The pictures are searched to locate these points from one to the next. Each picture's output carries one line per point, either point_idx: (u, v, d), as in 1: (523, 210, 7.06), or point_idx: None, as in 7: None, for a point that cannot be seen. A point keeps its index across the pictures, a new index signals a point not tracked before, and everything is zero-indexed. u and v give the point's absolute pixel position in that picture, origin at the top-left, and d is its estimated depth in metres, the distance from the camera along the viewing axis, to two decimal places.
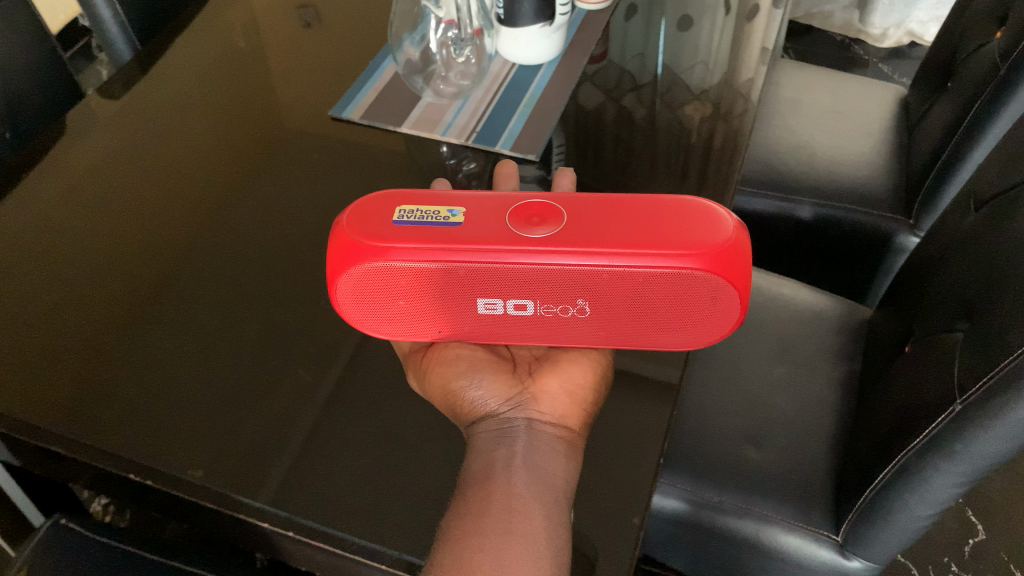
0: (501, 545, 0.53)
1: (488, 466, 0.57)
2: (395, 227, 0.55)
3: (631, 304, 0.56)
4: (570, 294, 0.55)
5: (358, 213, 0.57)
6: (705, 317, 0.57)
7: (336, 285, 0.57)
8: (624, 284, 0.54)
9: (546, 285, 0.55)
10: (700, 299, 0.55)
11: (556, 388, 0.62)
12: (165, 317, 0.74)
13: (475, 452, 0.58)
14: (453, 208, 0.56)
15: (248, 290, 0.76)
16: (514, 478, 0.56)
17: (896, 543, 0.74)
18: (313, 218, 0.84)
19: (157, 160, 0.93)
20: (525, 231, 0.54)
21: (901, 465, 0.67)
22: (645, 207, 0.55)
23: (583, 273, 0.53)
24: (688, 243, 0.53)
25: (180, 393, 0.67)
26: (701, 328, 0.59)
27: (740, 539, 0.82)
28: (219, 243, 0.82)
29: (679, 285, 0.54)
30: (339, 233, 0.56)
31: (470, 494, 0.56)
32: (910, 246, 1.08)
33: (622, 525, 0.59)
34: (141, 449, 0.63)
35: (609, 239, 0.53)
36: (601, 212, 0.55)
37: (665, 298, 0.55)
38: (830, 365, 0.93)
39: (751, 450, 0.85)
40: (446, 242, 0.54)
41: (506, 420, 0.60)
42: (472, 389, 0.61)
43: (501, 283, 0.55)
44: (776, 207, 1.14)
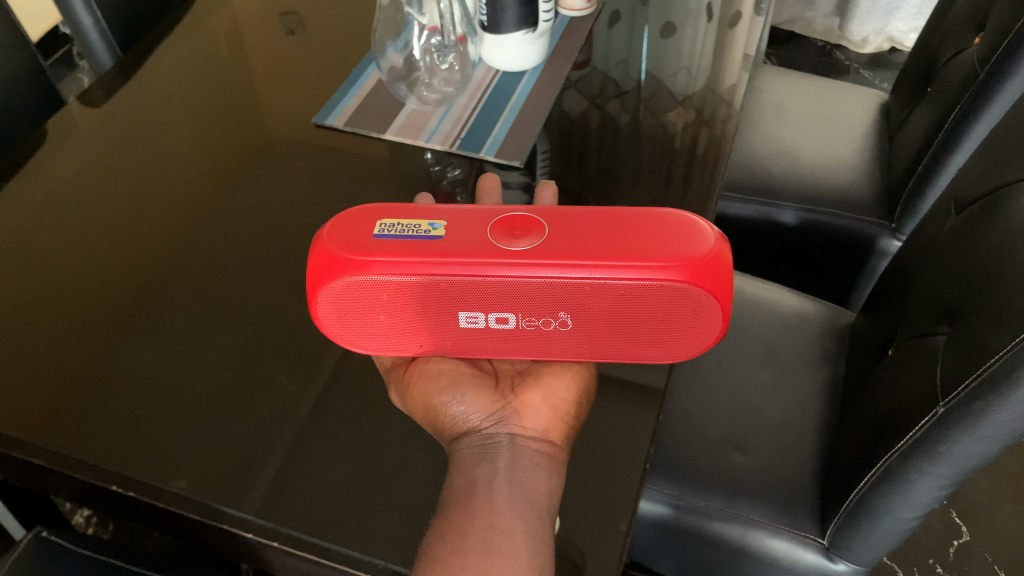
0: (484, 563, 0.53)
1: (470, 483, 0.57)
2: (377, 240, 0.55)
3: (614, 316, 0.56)
4: (553, 307, 0.55)
5: (339, 227, 0.57)
6: (687, 329, 0.57)
7: (315, 299, 0.57)
8: (607, 296, 0.54)
9: (528, 298, 0.55)
10: (684, 311, 0.55)
11: (540, 401, 0.62)
12: (148, 326, 0.73)
13: (456, 469, 0.58)
14: (435, 221, 0.56)
15: (232, 299, 0.76)
16: (496, 496, 0.56)
17: (882, 547, 0.75)
18: (296, 225, 0.83)
19: (139, 168, 0.92)
20: (508, 244, 0.54)
21: (885, 471, 0.68)
22: (627, 221, 0.56)
23: (565, 285, 0.53)
24: (670, 255, 0.53)
25: (162, 405, 0.66)
26: (683, 341, 0.59)
27: (727, 545, 0.83)
28: (203, 251, 0.81)
29: (662, 297, 0.54)
30: (321, 247, 0.56)
31: (450, 513, 0.55)
32: (892, 249, 1.09)
33: (609, 531, 0.59)
34: (124, 460, 0.63)
35: (592, 251, 0.53)
36: (584, 225, 0.56)
37: (648, 310, 0.55)
38: (813, 369, 0.94)
39: (737, 455, 0.85)
40: (429, 254, 0.54)
41: (488, 437, 0.60)
42: (456, 405, 0.61)
43: (483, 296, 0.55)
44: (758, 212, 1.14)
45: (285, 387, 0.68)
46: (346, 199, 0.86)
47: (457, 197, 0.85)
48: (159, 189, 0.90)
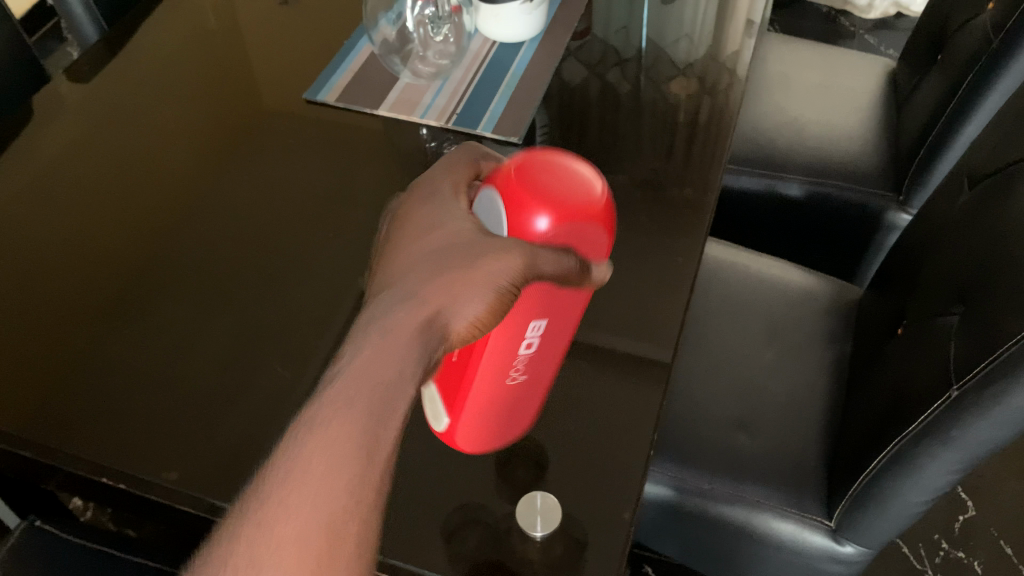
0: (293, 531, 0.37)
1: (371, 398, 0.40)
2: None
3: (537, 382, 0.54)
4: (536, 368, 0.53)
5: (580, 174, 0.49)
6: (495, 436, 0.56)
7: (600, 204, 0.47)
8: (548, 371, 0.54)
9: (550, 351, 0.53)
10: (522, 417, 0.57)
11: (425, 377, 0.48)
12: (136, 312, 0.71)
13: (379, 344, 0.41)
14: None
15: (222, 283, 0.74)
16: (383, 434, 0.39)
17: (888, 532, 0.73)
18: (287, 205, 0.81)
19: (127, 146, 0.90)
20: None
21: (895, 453, 0.66)
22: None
23: (550, 377, 0.56)
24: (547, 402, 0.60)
25: (149, 393, 0.65)
26: (484, 435, 0.56)
27: (732, 527, 0.81)
28: (192, 233, 0.79)
29: (532, 417, 0.58)
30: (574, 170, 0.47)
31: (329, 432, 0.39)
32: (900, 224, 1.06)
33: (614, 521, 0.57)
34: (111, 451, 0.61)
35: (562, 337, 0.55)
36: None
37: (520, 414, 0.56)
38: (820, 347, 0.92)
39: (742, 436, 0.84)
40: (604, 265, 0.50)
41: (437, 340, 0.43)
42: (466, 301, 0.43)
43: (555, 333, 0.52)
44: (763, 184, 1.11)
45: (277, 374, 0.66)
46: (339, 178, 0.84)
47: None
48: (148, 168, 0.87)
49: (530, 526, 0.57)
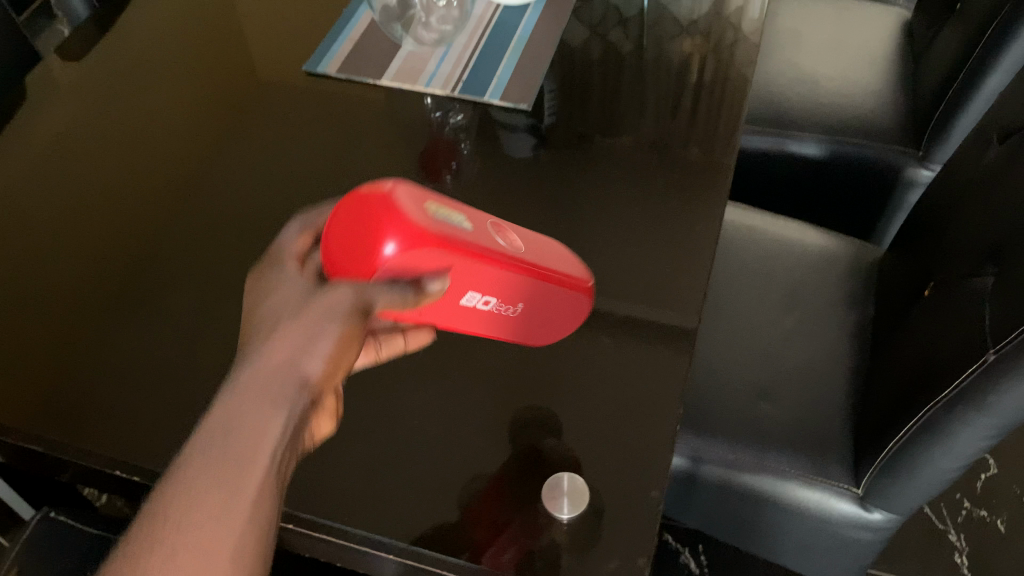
0: (194, 541, 0.37)
1: (247, 434, 0.40)
2: (436, 220, 0.44)
3: (538, 311, 0.54)
4: (518, 300, 0.51)
5: (406, 192, 0.45)
6: (550, 328, 0.58)
7: (429, 226, 0.43)
8: (548, 298, 0.53)
9: (511, 289, 0.50)
10: (564, 319, 0.57)
11: (331, 408, 0.48)
12: (140, 298, 0.69)
13: (243, 392, 0.41)
14: (460, 215, 0.47)
15: (229, 266, 0.72)
16: (262, 464, 0.40)
17: (919, 498, 0.72)
18: (290, 182, 0.79)
19: (123, 126, 0.87)
20: (501, 245, 0.48)
21: (926, 420, 0.65)
22: (543, 242, 0.55)
23: (548, 292, 0.53)
24: (578, 273, 0.56)
25: (158, 383, 0.63)
26: (538, 332, 0.59)
27: (756, 496, 0.80)
28: (194, 215, 0.77)
29: (567, 310, 0.57)
30: (397, 197, 0.44)
31: (198, 467, 0.39)
32: (920, 180, 1.03)
33: (641, 502, 0.57)
34: (124, 444, 0.60)
35: (552, 267, 0.52)
36: (525, 242, 0.53)
37: (548, 317, 0.56)
38: (842, 310, 0.89)
39: (765, 405, 0.82)
40: (483, 255, 0.46)
41: (302, 377, 0.43)
42: (320, 341, 0.44)
43: (495, 282, 0.48)
44: (777, 145, 1.08)
45: None
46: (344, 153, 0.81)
47: (459, 143, 0.82)
48: (147, 149, 0.85)
49: (557, 508, 0.56)
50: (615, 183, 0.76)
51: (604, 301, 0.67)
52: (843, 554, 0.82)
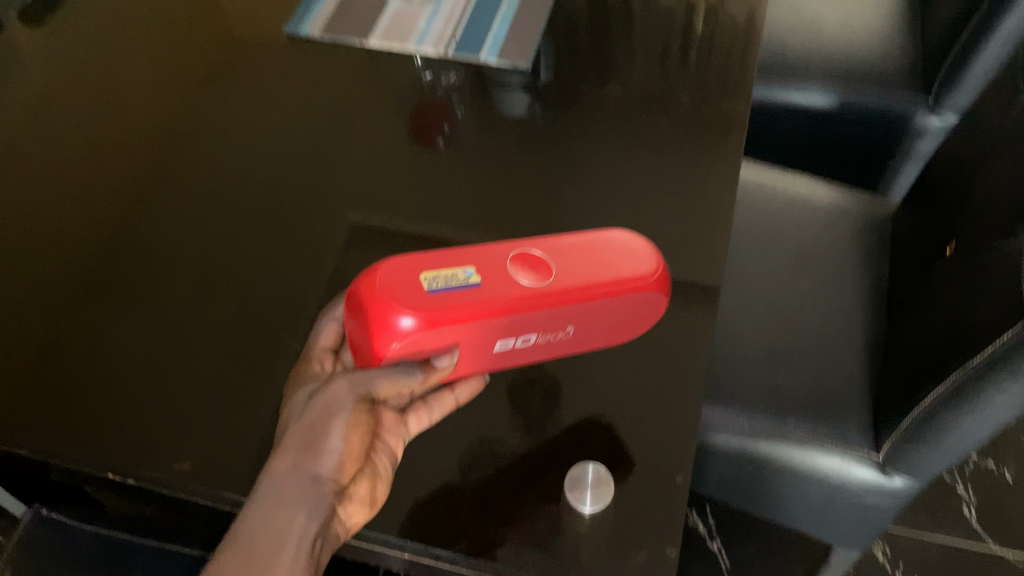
0: None
1: (272, 537, 0.47)
2: (432, 295, 0.47)
3: (595, 320, 0.54)
4: (563, 325, 0.52)
5: (400, 270, 0.48)
6: (633, 320, 0.56)
7: (417, 311, 0.47)
8: (599, 309, 0.52)
9: (549, 321, 0.51)
10: (642, 309, 0.55)
11: (364, 495, 0.52)
12: (128, 289, 0.66)
13: (268, 502, 0.48)
14: (470, 267, 0.49)
15: (223, 254, 0.69)
16: (288, 562, 0.47)
17: (940, 464, 0.70)
18: (286, 164, 0.76)
19: (99, 104, 0.83)
20: (520, 282, 0.49)
21: (957, 386, 0.62)
22: (598, 245, 0.53)
23: (598, 307, 0.52)
24: (637, 268, 0.53)
25: (152, 379, 0.60)
26: (628, 325, 0.57)
27: (772, 466, 0.77)
28: (180, 198, 0.73)
29: (637, 309, 0.55)
30: (387, 282, 0.48)
31: (233, 568, 0.46)
32: (928, 129, 0.99)
33: (667, 488, 0.54)
34: (118, 443, 0.57)
35: (591, 279, 0.51)
36: (571, 253, 0.52)
37: (618, 319, 0.55)
38: (856, 269, 0.87)
39: (781, 372, 0.80)
40: (489, 310, 0.48)
41: (319, 481, 0.49)
42: (328, 444, 0.50)
43: (523, 323, 0.50)
44: (782, 94, 1.04)
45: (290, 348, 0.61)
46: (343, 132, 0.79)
47: (453, 105, 0.81)
48: (127, 127, 0.81)
49: (580, 501, 0.53)
50: (631, 157, 0.76)
51: None
52: (860, 520, 0.80)
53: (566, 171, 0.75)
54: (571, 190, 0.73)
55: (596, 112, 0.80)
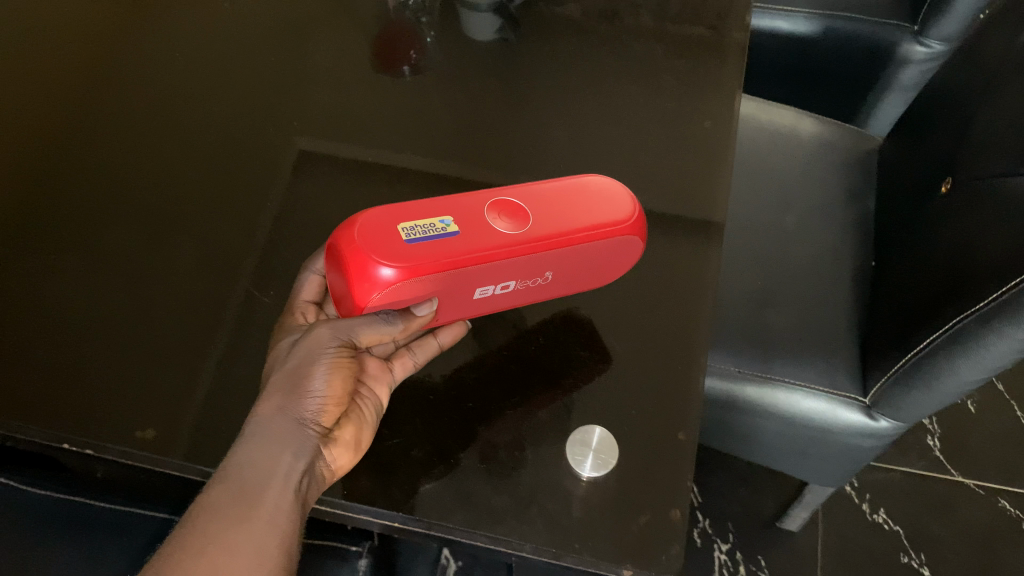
0: (215, 554, 0.43)
1: (258, 474, 0.45)
2: (411, 245, 0.44)
3: (578, 268, 0.51)
4: (544, 271, 0.50)
5: (376, 219, 0.45)
6: (612, 267, 0.54)
7: (397, 260, 0.44)
8: (581, 255, 0.50)
9: (531, 267, 0.48)
10: (622, 255, 0.52)
11: (349, 439, 0.48)
12: (75, 243, 0.61)
13: (250, 441, 0.45)
14: (449, 216, 0.46)
15: (183, 203, 0.64)
16: (274, 498, 0.44)
17: (930, 407, 0.68)
18: (249, 100, 0.71)
19: (37, 39, 0.77)
20: (499, 230, 0.47)
21: (957, 330, 0.60)
22: (576, 190, 0.50)
23: (579, 254, 0.49)
24: (619, 213, 0.50)
25: (108, 340, 0.56)
26: (605, 272, 0.54)
27: (756, 409, 0.76)
28: (127, 140, 0.68)
29: (618, 255, 0.52)
30: (364, 231, 0.44)
31: (219, 504, 0.44)
32: (913, 57, 0.95)
33: (670, 445, 0.51)
34: (71, 410, 0.52)
35: (571, 225, 0.48)
36: (549, 199, 0.49)
37: (599, 265, 0.52)
38: (841, 208, 0.86)
39: (767, 312, 0.78)
40: (471, 258, 0.45)
41: (303, 424, 0.46)
42: (313, 384, 0.47)
43: (504, 271, 0.47)
44: (767, 21, 0.99)
45: (267, 304, 0.57)
46: (318, 63, 0.73)
47: (421, 27, 0.77)
48: (69, 64, 0.74)
49: (580, 464, 0.50)
50: (625, 87, 0.72)
51: None
52: (843, 459, 0.79)
53: (555, 102, 0.70)
54: (559, 125, 0.69)
55: (586, 42, 0.76)
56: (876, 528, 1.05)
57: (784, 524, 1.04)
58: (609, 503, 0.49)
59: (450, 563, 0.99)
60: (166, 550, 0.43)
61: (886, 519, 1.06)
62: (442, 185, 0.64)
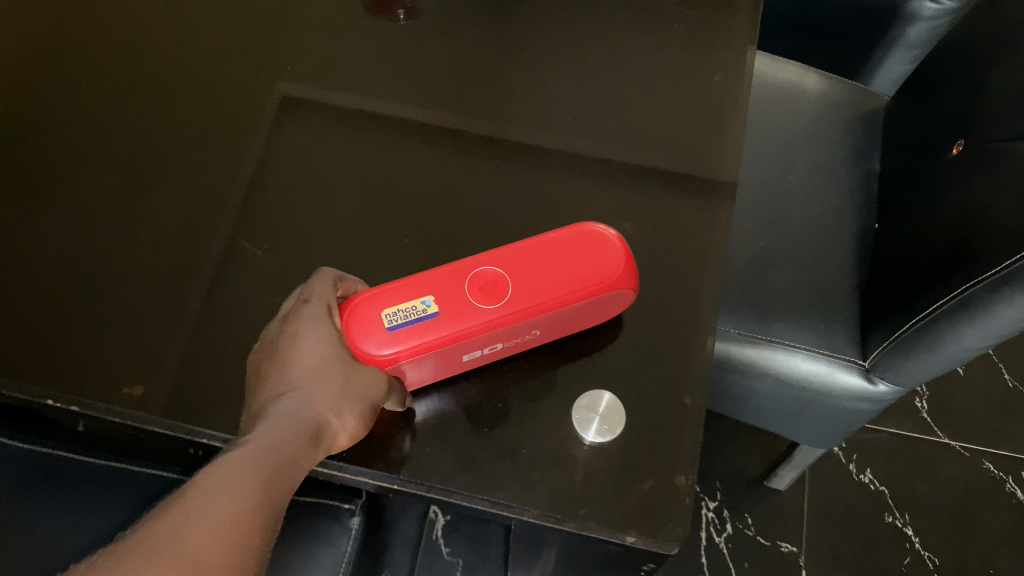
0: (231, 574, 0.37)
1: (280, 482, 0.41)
2: (392, 334, 0.45)
3: (572, 322, 0.49)
4: (537, 332, 0.48)
5: (362, 303, 0.46)
6: (615, 309, 0.51)
7: (381, 351, 0.45)
8: (569, 314, 0.48)
9: (517, 333, 0.47)
10: (615, 303, 0.50)
11: None
12: (51, 189, 0.58)
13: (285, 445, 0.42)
14: (429, 295, 0.45)
15: (171, 148, 0.61)
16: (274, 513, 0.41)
17: (929, 372, 0.67)
18: (239, 43, 0.67)
19: None
20: (479, 304, 0.46)
21: (965, 297, 0.59)
22: (561, 244, 0.48)
23: (567, 315, 0.48)
24: (607, 267, 0.47)
25: (92, 292, 0.53)
26: (611, 313, 0.51)
27: (756, 371, 0.75)
28: (109, 81, 0.65)
29: (615, 304, 0.49)
30: (350, 320, 0.45)
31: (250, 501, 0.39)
32: (922, 13, 0.89)
33: (676, 409, 0.50)
34: (55, 364, 0.50)
35: (551, 288, 0.46)
36: (530, 261, 0.47)
37: (597, 315, 0.50)
38: (844, 167, 0.84)
39: (768, 272, 0.77)
40: (451, 337, 0.45)
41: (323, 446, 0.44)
42: (349, 412, 0.44)
43: (489, 339, 0.46)
44: None
45: (259, 258, 0.55)
46: (310, 5, 0.70)
47: None
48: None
49: (585, 427, 0.48)
50: (631, 37, 0.69)
51: (624, 178, 0.60)
52: (838, 422, 0.78)
53: (560, 50, 0.67)
54: (563, 75, 0.66)
55: None
56: (861, 488, 1.06)
57: (771, 483, 1.05)
58: (613, 468, 0.48)
59: (437, 517, 1.00)
60: (126, 562, 0.34)
61: (871, 479, 1.07)
62: (441, 136, 0.61)
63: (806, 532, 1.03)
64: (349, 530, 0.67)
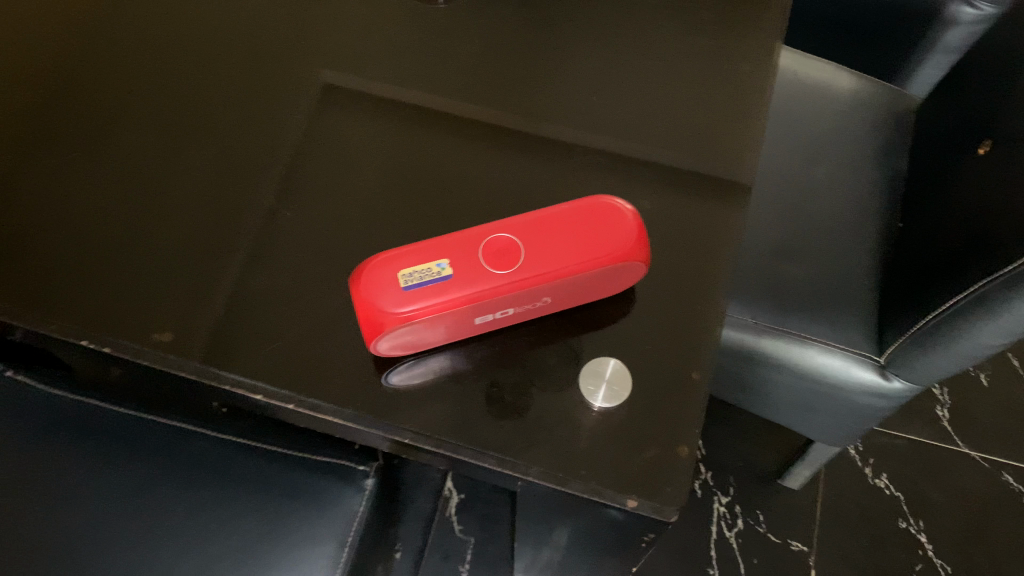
0: None
1: None
2: (408, 294, 0.46)
3: (583, 292, 0.50)
4: (547, 300, 0.49)
5: (380, 264, 0.47)
6: (624, 283, 0.52)
7: (396, 310, 0.46)
8: (580, 283, 0.49)
9: (529, 298, 0.48)
10: (625, 277, 0.51)
11: None
12: (94, 145, 0.61)
13: None
14: (444, 259, 0.47)
15: (208, 109, 0.63)
16: None
17: (945, 369, 0.67)
18: (280, 15, 0.70)
19: None
20: (492, 268, 0.47)
21: (980, 293, 0.59)
22: (574, 215, 0.49)
23: (577, 284, 0.49)
24: (618, 239, 0.48)
25: (127, 241, 0.56)
26: (620, 287, 0.52)
27: (771, 361, 0.75)
28: (154, 45, 0.67)
29: (624, 277, 0.50)
30: (367, 280, 0.46)
31: None
32: (960, 19, 0.88)
33: (682, 382, 0.51)
34: (90, 309, 0.53)
35: (563, 256, 0.48)
36: (544, 230, 0.48)
37: (607, 287, 0.51)
38: (871, 166, 0.85)
39: (789, 264, 0.77)
40: (463, 299, 0.46)
41: None
42: None
43: (501, 303, 0.48)
44: None
45: (287, 218, 0.57)
46: None
47: None
48: None
49: (592, 394, 0.50)
50: (661, 25, 0.70)
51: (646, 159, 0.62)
52: (850, 417, 0.79)
53: (591, 35, 0.69)
54: (592, 59, 0.67)
55: None
56: (876, 491, 1.06)
57: (785, 481, 1.05)
58: (616, 433, 0.49)
59: (451, 495, 1.02)
60: None
61: (887, 483, 1.06)
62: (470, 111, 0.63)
63: (817, 531, 1.03)
64: (363, 491, 0.69)
